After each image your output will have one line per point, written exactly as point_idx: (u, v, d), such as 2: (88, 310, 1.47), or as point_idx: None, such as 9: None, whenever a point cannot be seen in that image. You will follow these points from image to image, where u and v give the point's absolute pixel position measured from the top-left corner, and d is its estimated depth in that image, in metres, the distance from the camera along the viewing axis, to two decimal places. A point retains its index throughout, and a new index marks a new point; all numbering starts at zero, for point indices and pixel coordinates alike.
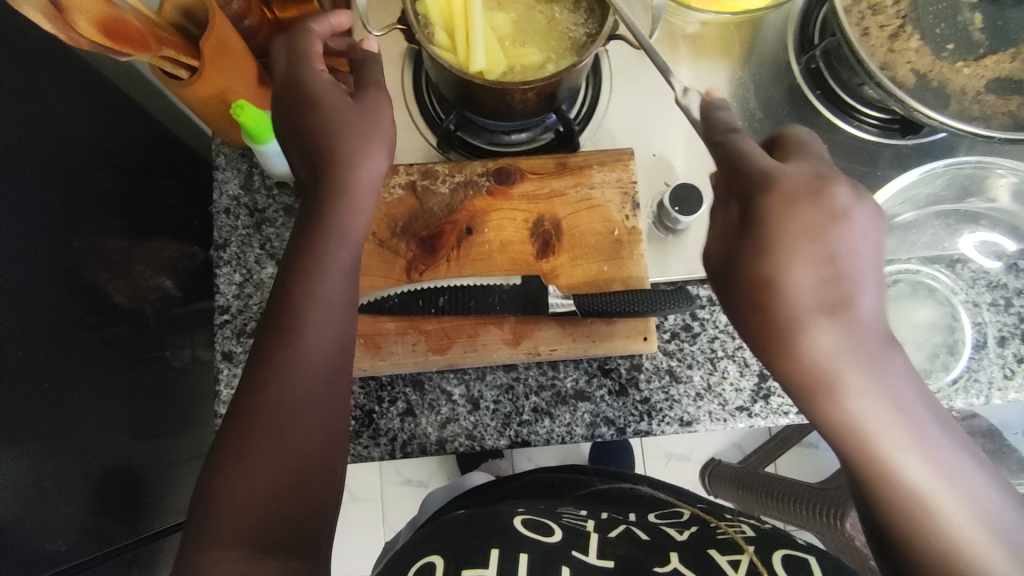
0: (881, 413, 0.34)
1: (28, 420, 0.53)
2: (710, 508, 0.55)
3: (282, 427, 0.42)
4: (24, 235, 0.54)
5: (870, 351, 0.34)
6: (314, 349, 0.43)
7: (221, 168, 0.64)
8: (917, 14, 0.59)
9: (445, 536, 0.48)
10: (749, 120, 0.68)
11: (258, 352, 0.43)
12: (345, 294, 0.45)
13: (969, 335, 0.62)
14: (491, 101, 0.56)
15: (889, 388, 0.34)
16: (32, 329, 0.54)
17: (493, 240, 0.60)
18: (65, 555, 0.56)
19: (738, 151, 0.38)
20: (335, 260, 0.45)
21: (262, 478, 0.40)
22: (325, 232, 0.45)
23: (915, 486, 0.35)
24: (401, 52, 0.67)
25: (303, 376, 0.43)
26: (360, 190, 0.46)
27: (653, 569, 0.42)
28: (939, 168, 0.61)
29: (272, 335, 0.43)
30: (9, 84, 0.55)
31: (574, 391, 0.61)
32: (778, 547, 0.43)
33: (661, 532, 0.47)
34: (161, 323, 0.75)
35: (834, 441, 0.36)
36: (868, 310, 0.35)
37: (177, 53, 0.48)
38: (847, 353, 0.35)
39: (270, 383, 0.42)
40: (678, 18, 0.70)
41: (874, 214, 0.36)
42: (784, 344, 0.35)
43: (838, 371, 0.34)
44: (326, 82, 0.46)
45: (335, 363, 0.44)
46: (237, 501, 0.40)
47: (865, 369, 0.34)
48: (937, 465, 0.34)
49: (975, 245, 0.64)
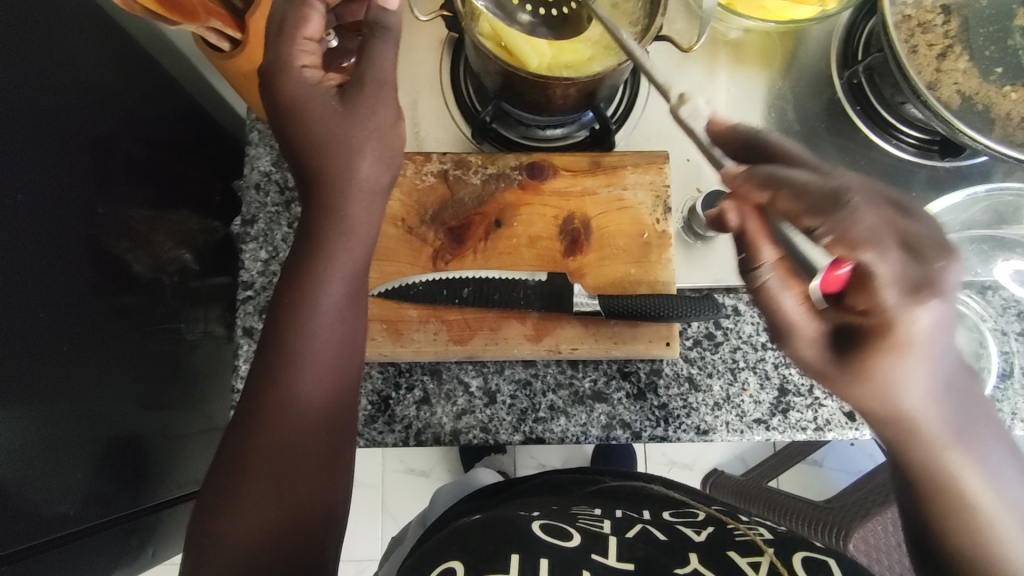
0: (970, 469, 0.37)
1: (39, 381, 0.53)
2: (726, 509, 0.53)
3: (288, 458, 0.45)
4: (47, 199, 0.54)
5: (975, 433, 0.37)
6: (307, 388, 0.45)
7: (253, 144, 0.65)
8: (967, 34, 0.58)
9: (463, 538, 0.47)
10: (786, 131, 0.67)
11: (255, 391, 0.45)
12: (338, 325, 0.47)
13: (995, 363, 0.60)
14: (531, 94, 0.56)
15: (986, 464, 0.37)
16: (50, 294, 0.54)
17: (521, 234, 0.60)
18: (67, 515, 0.57)
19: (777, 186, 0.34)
20: (325, 296, 0.46)
21: (256, 517, 0.43)
22: (320, 260, 0.46)
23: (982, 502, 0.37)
24: (441, 41, 0.67)
25: (297, 419, 0.45)
26: (360, 221, 0.46)
27: (672, 570, 0.42)
28: (980, 193, 0.61)
29: (265, 375, 0.45)
30: (40, 46, 0.54)
31: (591, 392, 0.61)
32: (797, 550, 0.43)
33: (678, 533, 0.47)
34: (178, 295, 0.75)
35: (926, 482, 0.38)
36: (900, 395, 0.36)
37: (224, 26, 0.48)
38: (961, 437, 0.37)
39: (262, 425, 0.45)
40: (721, 23, 0.69)
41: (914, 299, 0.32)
42: (909, 435, 0.37)
43: (942, 445, 0.37)
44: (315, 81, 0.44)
45: (341, 373, 0.47)
46: (231, 543, 0.43)
47: (966, 445, 0.37)
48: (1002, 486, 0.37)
49: (1010, 274, 0.63)
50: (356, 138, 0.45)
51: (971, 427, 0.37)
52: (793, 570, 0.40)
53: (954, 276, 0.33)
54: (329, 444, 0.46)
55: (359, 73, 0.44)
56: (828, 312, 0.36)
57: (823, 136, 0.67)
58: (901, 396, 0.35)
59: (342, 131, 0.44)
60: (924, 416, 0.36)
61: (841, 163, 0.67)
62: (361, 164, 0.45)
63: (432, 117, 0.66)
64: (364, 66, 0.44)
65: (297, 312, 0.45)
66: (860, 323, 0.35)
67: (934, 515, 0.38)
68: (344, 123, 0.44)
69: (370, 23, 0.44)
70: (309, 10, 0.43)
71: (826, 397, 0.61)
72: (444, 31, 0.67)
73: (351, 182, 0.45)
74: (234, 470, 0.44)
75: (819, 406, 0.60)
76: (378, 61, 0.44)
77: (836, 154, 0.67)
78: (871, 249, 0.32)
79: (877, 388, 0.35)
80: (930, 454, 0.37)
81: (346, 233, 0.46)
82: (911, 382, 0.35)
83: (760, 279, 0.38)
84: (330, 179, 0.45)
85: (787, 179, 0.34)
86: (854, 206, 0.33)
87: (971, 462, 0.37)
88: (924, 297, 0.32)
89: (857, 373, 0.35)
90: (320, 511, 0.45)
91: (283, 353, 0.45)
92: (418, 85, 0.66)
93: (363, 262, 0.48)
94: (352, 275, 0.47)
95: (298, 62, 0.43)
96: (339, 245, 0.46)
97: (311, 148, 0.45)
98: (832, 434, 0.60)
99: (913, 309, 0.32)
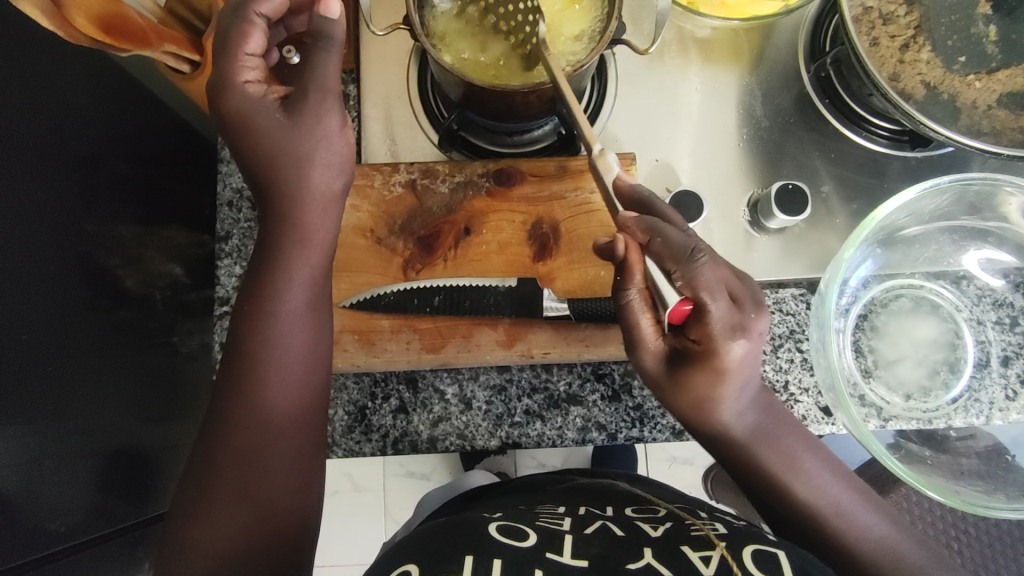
0: (768, 452, 0.48)
1: (22, 402, 0.52)
2: (686, 505, 0.54)
3: (257, 465, 0.45)
4: (25, 220, 0.53)
5: (768, 430, 0.49)
6: (274, 396, 0.46)
7: (225, 160, 0.65)
8: (929, 24, 0.58)
9: (421, 541, 0.46)
10: (756, 127, 0.67)
11: (221, 404, 0.46)
12: (302, 333, 0.47)
13: (970, 353, 0.61)
14: (494, 103, 0.56)
15: (783, 450, 0.48)
16: (31, 315, 0.53)
17: (490, 241, 0.60)
18: (59, 530, 0.57)
19: (658, 231, 0.44)
20: (287, 303, 0.47)
21: (230, 527, 0.44)
22: (279, 270, 0.47)
23: (786, 480, 0.48)
24: (408, 50, 0.67)
25: (266, 427, 0.46)
26: (316, 228, 0.47)
27: (625, 566, 0.43)
28: (944, 184, 0.59)
29: (231, 387, 0.46)
30: (13, 65, 0.53)
31: (566, 395, 0.61)
32: (748, 543, 0.43)
33: (636, 528, 0.47)
34: (169, 309, 0.73)
35: (740, 465, 0.49)
36: (737, 409, 0.47)
37: (180, 49, 0.49)
38: (769, 442, 0.49)
39: (227, 436, 0.45)
40: (687, 23, 0.69)
41: (729, 323, 0.43)
42: (720, 432, 0.48)
43: (748, 437, 0.48)
44: (255, 97, 0.44)
45: (308, 380, 0.48)
46: (205, 556, 0.43)
47: (762, 438, 0.48)
48: (797, 467, 0.48)
49: (981, 262, 0.63)
50: (304, 148, 0.45)
51: (769, 433, 0.49)
52: (742, 564, 0.41)
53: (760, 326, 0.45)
54: (298, 450, 0.47)
55: (301, 84, 0.44)
56: (666, 337, 0.47)
57: (795, 131, 0.67)
58: (721, 411, 0.46)
59: (289, 144, 0.45)
60: (739, 422, 0.48)
61: (815, 156, 0.66)
62: (312, 174, 0.46)
63: (404, 128, 0.66)
64: (306, 77, 0.44)
65: (258, 322, 0.46)
66: (694, 350, 0.45)
67: (759, 487, 0.49)
68: (290, 136, 0.45)
69: (310, 34, 0.43)
70: (251, 26, 0.43)
71: (801, 393, 0.61)
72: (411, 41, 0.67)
73: (304, 191, 0.46)
74: (206, 479, 0.45)
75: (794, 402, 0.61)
76: (320, 71, 0.44)
77: (809, 147, 0.66)
78: (709, 295, 0.42)
79: (693, 396, 0.46)
80: (742, 446, 0.48)
81: (301, 240, 0.47)
82: (723, 392, 0.45)
83: (626, 299, 0.46)
84: (283, 192, 0.46)
85: (658, 230, 0.44)
86: (703, 261, 0.43)
87: (788, 461, 0.48)
88: (741, 335, 0.43)
89: (683, 381, 0.45)
90: (291, 515, 0.46)
91: (248, 362, 0.46)
92: (387, 95, 0.66)
93: (323, 267, 0.49)
94: (311, 282, 0.48)
95: (241, 78, 0.44)
96: (295, 253, 0.47)
97: (265, 160, 0.45)
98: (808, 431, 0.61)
99: (731, 342, 0.43)
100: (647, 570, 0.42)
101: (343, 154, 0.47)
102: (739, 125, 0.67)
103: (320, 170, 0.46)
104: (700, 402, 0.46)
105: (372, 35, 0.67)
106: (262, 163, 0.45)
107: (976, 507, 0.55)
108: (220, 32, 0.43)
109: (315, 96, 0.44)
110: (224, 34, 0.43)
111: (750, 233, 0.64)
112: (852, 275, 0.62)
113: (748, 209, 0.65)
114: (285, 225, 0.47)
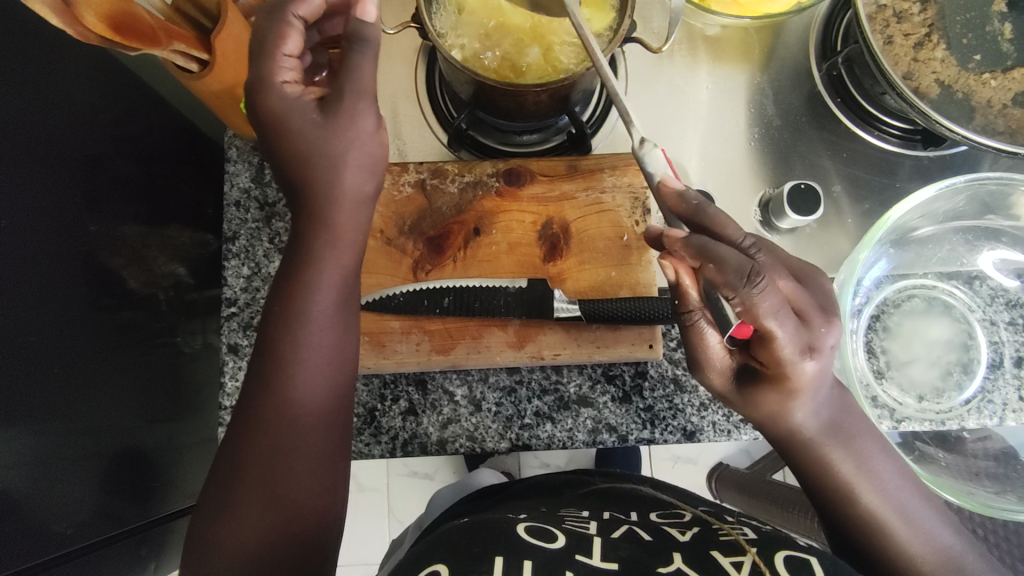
0: (845, 463, 0.46)
1: (28, 403, 0.52)
2: (712, 508, 0.53)
3: (282, 465, 0.45)
4: (29, 221, 0.52)
5: (842, 435, 0.46)
6: (302, 397, 0.46)
7: (232, 160, 0.65)
8: (944, 22, 0.57)
9: (444, 542, 0.46)
10: (766, 126, 0.66)
11: (247, 403, 0.46)
12: (332, 333, 0.47)
13: (983, 354, 0.60)
14: (504, 102, 0.56)
15: (859, 461, 0.46)
16: (36, 316, 0.52)
17: (500, 242, 0.60)
18: (63, 534, 0.56)
19: (712, 254, 0.39)
20: (316, 303, 0.46)
21: (254, 528, 0.44)
22: (310, 268, 0.46)
23: (859, 496, 0.45)
24: (416, 49, 0.66)
25: (295, 427, 0.45)
26: (347, 227, 0.46)
27: (657, 569, 0.42)
28: (960, 183, 0.59)
29: (258, 386, 0.46)
30: (17, 65, 0.53)
31: (576, 397, 0.61)
32: (780, 548, 0.43)
33: (664, 532, 0.47)
34: (174, 309, 0.72)
35: (815, 476, 0.46)
36: (812, 414, 0.45)
37: (189, 48, 0.48)
38: (843, 448, 0.46)
39: (253, 436, 0.45)
40: (697, 21, 0.68)
41: (795, 336, 0.40)
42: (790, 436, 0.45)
43: (822, 445, 0.45)
44: (291, 99, 0.43)
45: (333, 380, 0.47)
46: (230, 555, 0.44)
47: (836, 444, 0.46)
48: (873, 483, 0.45)
49: (994, 263, 0.62)
50: (338, 148, 0.44)
51: (846, 436, 0.46)
52: (775, 569, 0.41)
53: (832, 338, 0.42)
54: (325, 450, 0.47)
55: (338, 85, 0.43)
56: (735, 352, 0.46)
57: (806, 130, 0.66)
58: (796, 419, 0.45)
59: (325, 144, 0.43)
60: (812, 427, 0.45)
61: (826, 156, 0.66)
62: (345, 174, 0.45)
63: (411, 128, 0.66)
64: (342, 78, 0.43)
65: (290, 321, 0.46)
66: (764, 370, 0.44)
67: (830, 504, 0.46)
68: (325, 136, 0.43)
69: (348, 34, 0.42)
70: (289, 28, 0.42)
71: None
72: (419, 39, 0.66)
73: (336, 191, 0.45)
74: (233, 478, 0.45)
75: None
76: (356, 73, 0.43)
77: (820, 146, 0.66)
78: (773, 321, 0.39)
79: (767, 409, 0.45)
80: (817, 455, 0.46)
81: (333, 240, 0.46)
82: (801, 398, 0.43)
83: (692, 321, 0.45)
84: (315, 191, 0.45)
85: (712, 253, 0.39)
86: (764, 285, 0.38)
87: (866, 468, 0.46)
88: (812, 357, 0.41)
89: (755, 399, 0.45)
90: (315, 516, 0.46)
91: (277, 361, 0.45)
92: (396, 94, 0.66)
93: (353, 267, 0.48)
94: (341, 281, 0.47)
95: (278, 78, 0.42)
96: (326, 253, 0.46)
97: (299, 161, 0.44)
98: None
99: (802, 362, 0.41)
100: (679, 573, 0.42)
101: (379, 155, 0.46)
102: (749, 124, 0.67)
103: (353, 171, 0.45)
104: (772, 412, 0.45)
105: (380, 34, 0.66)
106: (296, 161, 0.44)
107: (992, 508, 0.54)
108: (256, 33, 0.42)
109: (351, 98, 0.43)
110: (261, 36, 0.42)
111: (760, 233, 0.64)
112: (867, 274, 0.62)
113: (759, 209, 0.65)
114: (317, 224, 0.46)
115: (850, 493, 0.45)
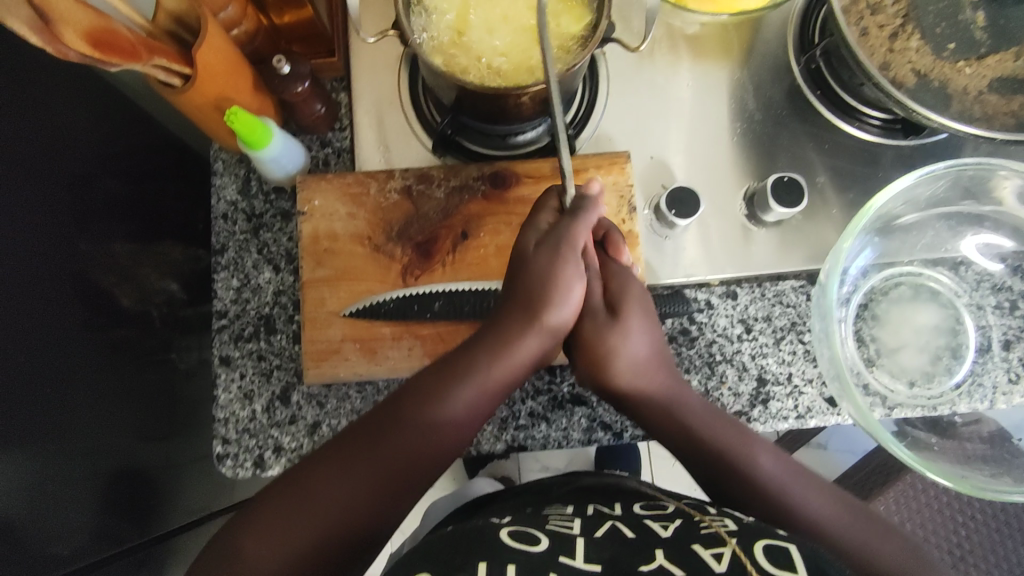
0: (706, 425, 0.54)
1: (30, 425, 0.51)
2: (696, 501, 0.52)
3: (344, 484, 0.48)
4: (24, 242, 0.52)
5: (707, 417, 0.55)
6: (402, 454, 0.50)
7: (218, 174, 0.65)
8: (917, 12, 0.58)
9: (428, 549, 0.45)
10: (748, 121, 0.67)
11: (356, 433, 0.50)
12: (461, 416, 0.51)
13: (971, 338, 0.61)
14: (486, 106, 0.56)
15: (728, 437, 0.54)
16: (36, 335, 0.52)
17: (489, 244, 0.60)
18: (70, 559, 0.55)
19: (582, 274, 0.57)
20: (461, 392, 0.51)
21: (295, 537, 0.45)
22: (467, 354, 0.52)
23: (753, 468, 0.52)
24: (398, 57, 0.67)
25: (390, 474, 0.49)
26: (517, 339, 0.52)
27: (637, 568, 0.43)
28: (939, 170, 0.59)
29: (374, 431, 0.50)
30: (6, 85, 0.53)
31: (570, 396, 0.61)
32: (759, 537, 0.44)
33: (645, 528, 0.47)
34: (166, 325, 0.72)
35: (688, 447, 0.54)
36: (648, 385, 0.55)
37: (170, 61, 0.49)
38: (736, 435, 0.54)
39: (341, 466, 0.48)
40: (677, 20, 0.69)
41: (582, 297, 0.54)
42: (657, 410, 0.55)
43: (680, 416, 0.55)
44: (534, 232, 0.53)
45: (439, 456, 0.51)
46: (257, 558, 0.44)
47: (688, 419, 0.55)
48: (774, 462, 0.53)
49: (976, 247, 0.63)
50: (540, 271, 0.51)
51: (712, 420, 0.55)
52: (754, 560, 0.41)
53: (641, 330, 0.55)
54: (390, 494, 0.49)
55: (556, 232, 0.51)
56: (603, 345, 0.54)
57: (789, 124, 0.67)
58: (645, 392, 0.55)
59: (551, 273, 0.51)
60: (702, 423, 0.54)
61: (810, 149, 0.66)
62: (564, 303, 0.52)
63: (395, 135, 0.66)
64: (559, 232, 0.51)
65: (430, 398, 0.51)
66: (592, 354, 0.55)
67: (719, 474, 0.53)
68: (549, 263, 0.51)
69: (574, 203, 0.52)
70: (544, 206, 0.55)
71: (805, 384, 0.61)
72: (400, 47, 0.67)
73: (533, 280, 0.51)
74: (292, 495, 0.47)
75: (799, 394, 0.61)
76: (573, 233, 0.51)
77: (803, 139, 0.66)
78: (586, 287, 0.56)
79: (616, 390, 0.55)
80: (686, 430, 0.54)
81: (500, 350, 0.52)
82: (630, 369, 0.54)
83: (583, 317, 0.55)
84: (536, 298, 0.51)
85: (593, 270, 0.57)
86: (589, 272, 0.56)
87: (763, 455, 0.53)
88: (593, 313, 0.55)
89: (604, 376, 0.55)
90: (351, 539, 0.47)
91: (402, 425, 0.50)
92: (379, 103, 0.66)
93: (499, 379, 0.52)
94: (484, 388, 0.52)
95: (538, 227, 0.54)
96: (486, 352, 0.52)
97: (533, 279, 0.51)
98: (814, 421, 0.61)
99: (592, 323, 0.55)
100: (659, 571, 0.42)
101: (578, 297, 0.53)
102: (731, 119, 0.67)
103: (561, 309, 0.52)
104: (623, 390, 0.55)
105: (362, 44, 0.67)
106: (534, 282, 0.51)
107: (987, 490, 0.55)
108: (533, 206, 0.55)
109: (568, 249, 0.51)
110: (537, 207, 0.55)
111: (747, 227, 0.64)
112: (852, 264, 0.62)
113: (744, 203, 0.65)
114: (523, 315, 0.52)
115: (736, 463, 0.52)
